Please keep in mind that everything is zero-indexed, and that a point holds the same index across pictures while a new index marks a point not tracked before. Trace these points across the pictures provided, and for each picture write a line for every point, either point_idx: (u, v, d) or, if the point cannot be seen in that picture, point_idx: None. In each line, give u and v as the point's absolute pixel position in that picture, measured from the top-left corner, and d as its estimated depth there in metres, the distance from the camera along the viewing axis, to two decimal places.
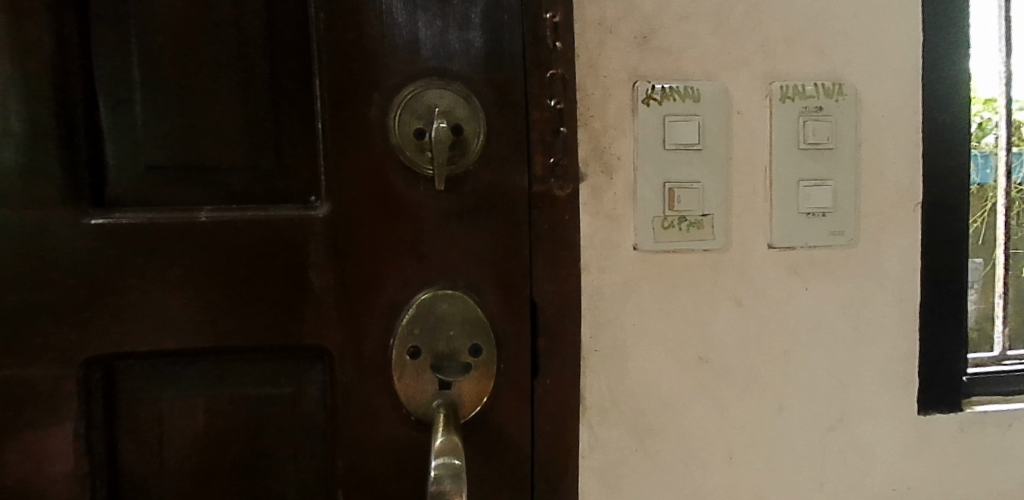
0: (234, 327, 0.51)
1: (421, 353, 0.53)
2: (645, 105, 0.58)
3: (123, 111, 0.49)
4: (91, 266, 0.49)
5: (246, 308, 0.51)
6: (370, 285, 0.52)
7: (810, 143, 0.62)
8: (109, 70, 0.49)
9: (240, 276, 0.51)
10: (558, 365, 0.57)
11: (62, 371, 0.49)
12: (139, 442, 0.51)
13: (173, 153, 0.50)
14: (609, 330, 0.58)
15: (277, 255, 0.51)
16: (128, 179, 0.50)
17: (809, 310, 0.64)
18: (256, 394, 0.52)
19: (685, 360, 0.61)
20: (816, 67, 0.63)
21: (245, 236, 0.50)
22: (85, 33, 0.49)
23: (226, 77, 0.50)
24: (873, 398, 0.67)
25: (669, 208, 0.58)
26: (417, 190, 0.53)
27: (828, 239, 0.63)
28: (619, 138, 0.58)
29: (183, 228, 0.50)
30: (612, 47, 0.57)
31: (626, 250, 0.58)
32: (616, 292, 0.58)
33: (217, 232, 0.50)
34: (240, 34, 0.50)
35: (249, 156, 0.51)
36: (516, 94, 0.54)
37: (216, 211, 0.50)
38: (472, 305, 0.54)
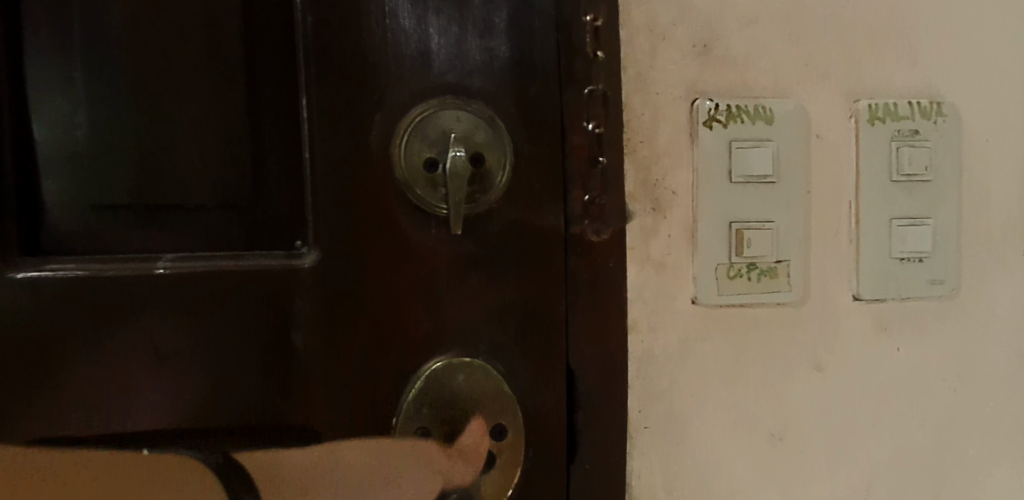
0: (201, 404, 0.41)
1: (430, 437, 0.43)
2: (706, 128, 0.48)
3: (63, 136, 0.40)
4: (19, 329, 0.39)
5: (215, 380, 0.41)
6: (370, 351, 0.42)
7: (905, 174, 0.51)
8: (45, 87, 0.40)
9: (208, 340, 0.41)
10: (603, 447, 0.46)
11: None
12: None
13: (127, 187, 0.41)
14: (662, 402, 0.48)
15: (254, 315, 0.41)
16: (71, 219, 0.41)
17: (905, 375, 0.53)
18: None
19: (754, 437, 0.50)
20: (910, 81, 0.52)
21: (215, 293, 0.41)
22: (16, 41, 0.40)
23: (199, 96, 0.41)
24: (981, 479, 0.55)
25: (737, 253, 0.48)
26: (427, 235, 0.43)
27: (926, 289, 0.52)
28: (674, 168, 0.48)
29: (138, 284, 0.40)
30: (665, 58, 0.47)
31: (682, 303, 0.48)
32: (670, 356, 0.48)
33: (181, 288, 0.40)
34: (213, 43, 0.41)
35: (220, 190, 0.42)
36: (549, 115, 0.44)
37: (178, 260, 0.41)
38: (495, 377, 0.44)
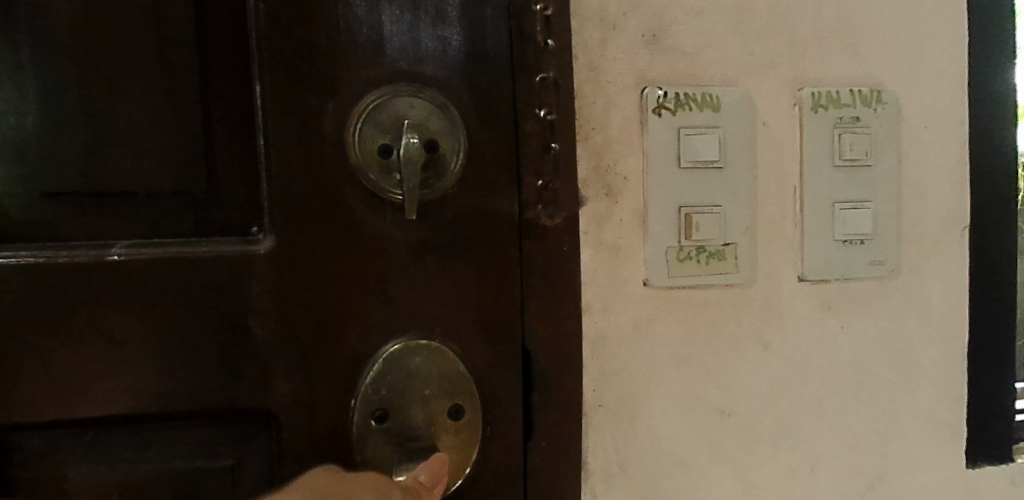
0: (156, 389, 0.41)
1: (388, 419, 0.44)
2: (655, 115, 0.49)
3: (8, 119, 0.40)
4: None
5: (170, 364, 0.41)
6: (327, 336, 0.43)
7: (846, 159, 0.53)
8: None
9: (162, 326, 0.41)
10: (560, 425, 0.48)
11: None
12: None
13: (76, 173, 0.41)
14: (616, 381, 0.50)
15: (209, 301, 0.41)
16: (19, 203, 0.41)
17: (847, 352, 0.55)
18: (189, 468, 0.43)
19: (704, 414, 0.52)
20: (851, 71, 0.54)
21: (171, 279, 0.41)
22: None
23: (149, 83, 0.41)
24: (918, 450, 0.58)
25: (686, 237, 0.49)
26: (383, 221, 0.43)
27: (868, 270, 0.54)
28: (625, 155, 0.49)
29: (92, 271, 0.40)
30: (615, 48, 0.49)
31: (634, 286, 0.50)
32: (623, 337, 0.50)
33: (135, 274, 0.41)
34: (163, 29, 0.41)
35: (173, 178, 0.42)
36: (501, 101, 0.45)
37: (131, 247, 0.41)
38: (451, 358, 0.45)
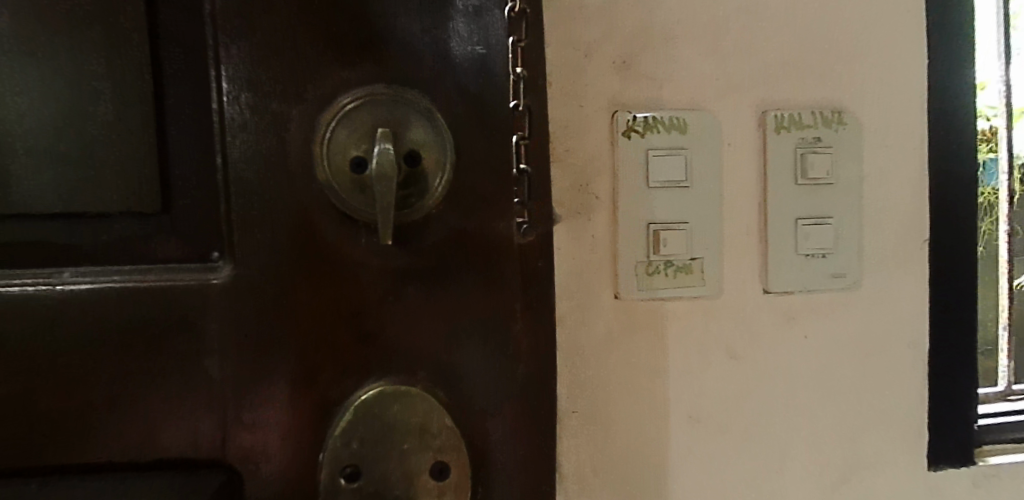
0: (100, 428, 0.38)
1: (360, 477, 0.40)
2: (625, 137, 0.52)
3: None
4: None
5: (118, 403, 0.38)
6: (291, 371, 0.40)
7: (808, 178, 0.56)
8: None
9: (109, 360, 0.38)
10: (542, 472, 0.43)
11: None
12: None
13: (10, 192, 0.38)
14: (589, 388, 0.53)
15: (159, 332, 0.38)
16: None
17: (811, 360, 0.58)
18: None
19: (674, 419, 0.55)
20: (814, 93, 0.57)
21: (125, 313, 0.38)
22: None
23: (95, 93, 0.38)
24: (880, 453, 0.61)
25: (654, 252, 0.52)
26: (356, 245, 0.40)
27: (829, 283, 0.57)
28: (598, 175, 0.52)
29: (33, 305, 0.38)
30: (587, 73, 0.52)
31: (606, 298, 0.53)
32: (597, 346, 0.53)
33: (80, 303, 0.38)
34: (113, 33, 0.38)
35: (120, 198, 0.39)
36: (495, 108, 0.41)
37: (78, 274, 0.38)
38: (436, 407, 0.41)
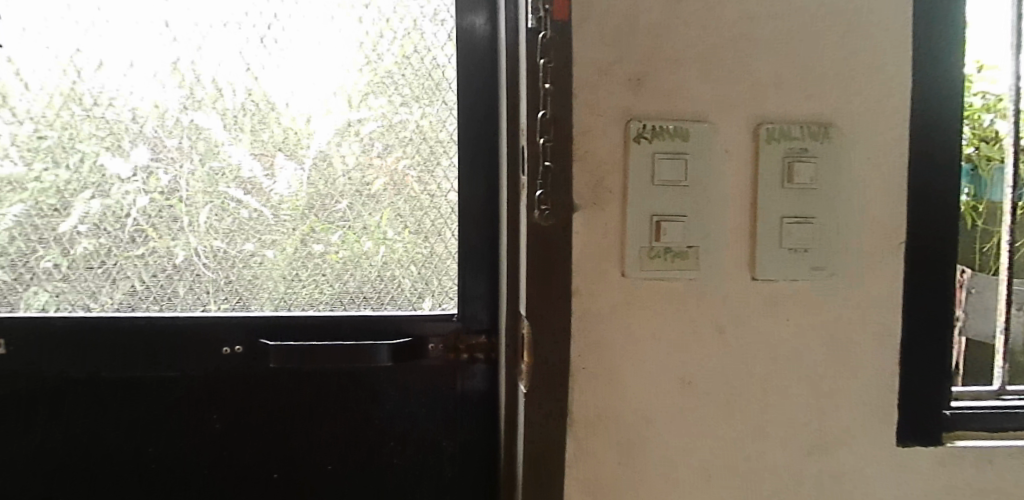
0: (192, 361, 0.78)
1: None
2: (636, 142, 0.62)
3: (101, 183, 0.79)
4: (98, 321, 0.78)
5: (191, 353, 0.78)
6: (198, 350, 0.78)
7: (793, 183, 0.65)
8: (93, 171, 0.78)
9: (187, 322, 0.78)
10: (243, 438, 0.79)
11: (130, 381, 0.78)
12: (167, 425, 0.79)
13: (150, 223, 0.79)
14: (597, 349, 0.63)
15: (187, 320, 0.78)
16: (114, 228, 0.79)
17: (792, 340, 0.67)
18: (206, 397, 0.79)
19: (667, 381, 0.65)
20: (804, 111, 0.66)
21: (201, 285, 0.79)
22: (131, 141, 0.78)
23: (182, 181, 0.79)
24: (853, 424, 0.69)
25: (656, 240, 0.62)
26: None
27: (810, 274, 0.66)
28: (612, 173, 0.62)
29: (163, 266, 0.79)
30: (607, 88, 0.62)
31: (615, 276, 0.63)
32: (604, 316, 0.63)
33: (181, 273, 0.79)
34: (166, 129, 0.78)
35: (201, 236, 0.79)
36: None
37: (185, 260, 0.79)
38: None
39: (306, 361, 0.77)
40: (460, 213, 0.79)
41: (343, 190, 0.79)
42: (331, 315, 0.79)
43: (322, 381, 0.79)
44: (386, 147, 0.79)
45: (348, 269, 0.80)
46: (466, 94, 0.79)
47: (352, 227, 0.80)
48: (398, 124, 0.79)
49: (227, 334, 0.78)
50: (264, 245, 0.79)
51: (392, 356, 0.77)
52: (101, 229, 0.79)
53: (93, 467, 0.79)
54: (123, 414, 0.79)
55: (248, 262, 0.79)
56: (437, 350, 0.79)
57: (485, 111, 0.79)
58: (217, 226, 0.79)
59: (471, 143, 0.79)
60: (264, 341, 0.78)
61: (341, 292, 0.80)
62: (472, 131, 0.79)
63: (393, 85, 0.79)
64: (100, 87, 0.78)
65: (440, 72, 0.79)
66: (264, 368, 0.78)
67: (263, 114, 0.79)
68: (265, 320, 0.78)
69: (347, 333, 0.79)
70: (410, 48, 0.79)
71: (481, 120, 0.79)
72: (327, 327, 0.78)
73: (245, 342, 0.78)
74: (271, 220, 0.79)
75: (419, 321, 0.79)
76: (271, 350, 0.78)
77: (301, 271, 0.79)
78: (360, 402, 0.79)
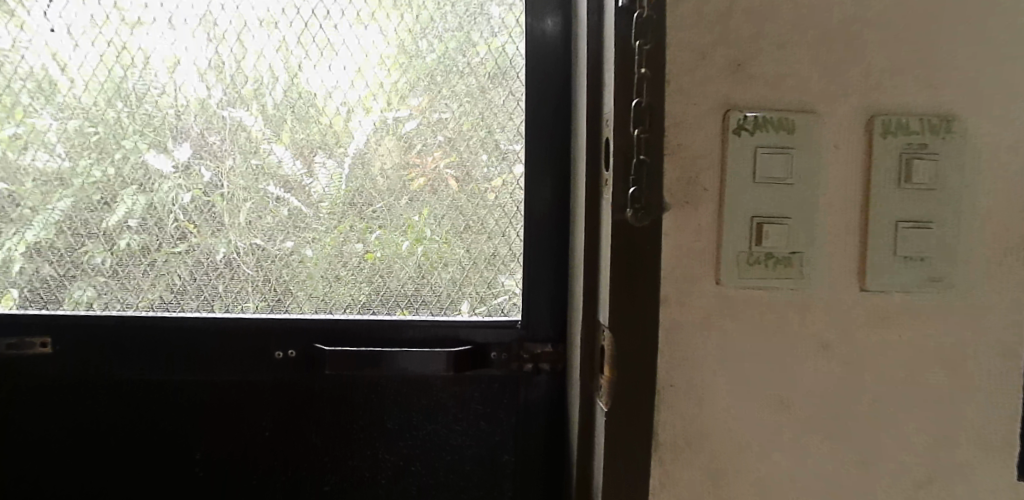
0: (237, 366, 0.74)
1: None
2: (736, 135, 0.55)
3: (143, 176, 0.75)
4: (138, 322, 0.74)
5: (236, 358, 0.74)
6: (244, 355, 0.74)
7: (911, 182, 0.58)
8: (137, 164, 0.75)
9: (232, 326, 0.73)
10: (292, 450, 0.74)
11: (172, 387, 0.74)
12: (212, 435, 0.75)
13: (192, 218, 0.75)
14: (687, 365, 0.57)
15: (231, 324, 0.73)
16: (155, 223, 0.75)
17: (904, 359, 0.59)
18: (253, 405, 0.74)
19: (763, 402, 0.58)
20: (924, 101, 0.58)
21: (248, 286, 0.75)
22: (177, 133, 0.74)
23: (227, 175, 0.74)
24: (975, 458, 0.61)
25: (757, 244, 0.56)
26: None
27: (926, 285, 0.59)
28: (708, 169, 0.56)
29: (207, 263, 0.75)
30: (704, 74, 0.56)
31: (708, 283, 0.56)
32: (696, 328, 0.57)
33: (225, 272, 0.75)
34: (213, 121, 0.74)
35: (243, 231, 0.75)
36: None
37: (228, 257, 0.75)
38: None
39: (362, 367, 0.72)
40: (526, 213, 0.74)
41: (382, 188, 0.74)
42: (393, 318, 0.74)
43: (377, 391, 0.74)
44: (446, 140, 0.74)
45: (401, 270, 0.75)
46: (535, 83, 0.73)
47: (391, 226, 0.75)
48: (451, 119, 0.74)
49: (281, 338, 0.73)
50: (315, 243, 0.75)
51: (452, 363, 0.72)
52: (145, 224, 0.75)
53: (136, 477, 0.75)
54: (165, 422, 0.75)
55: (286, 261, 0.75)
56: (501, 358, 0.73)
57: (556, 100, 0.73)
58: (255, 224, 0.75)
59: (538, 135, 0.73)
60: (319, 345, 0.73)
61: (398, 293, 0.75)
62: (540, 122, 0.73)
63: (455, 74, 0.74)
64: (145, 79, 0.74)
65: (506, 59, 0.74)
66: (317, 376, 0.74)
67: (301, 108, 0.74)
68: (321, 324, 0.73)
69: (409, 337, 0.74)
70: (474, 35, 0.73)
71: (553, 111, 0.73)
72: (384, 333, 0.74)
73: (300, 346, 0.73)
74: (322, 219, 0.74)
75: (479, 328, 0.73)
76: (327, 354, 0.72)
77: (352, 270, 0.75)
78: (416, 413, 0.74)
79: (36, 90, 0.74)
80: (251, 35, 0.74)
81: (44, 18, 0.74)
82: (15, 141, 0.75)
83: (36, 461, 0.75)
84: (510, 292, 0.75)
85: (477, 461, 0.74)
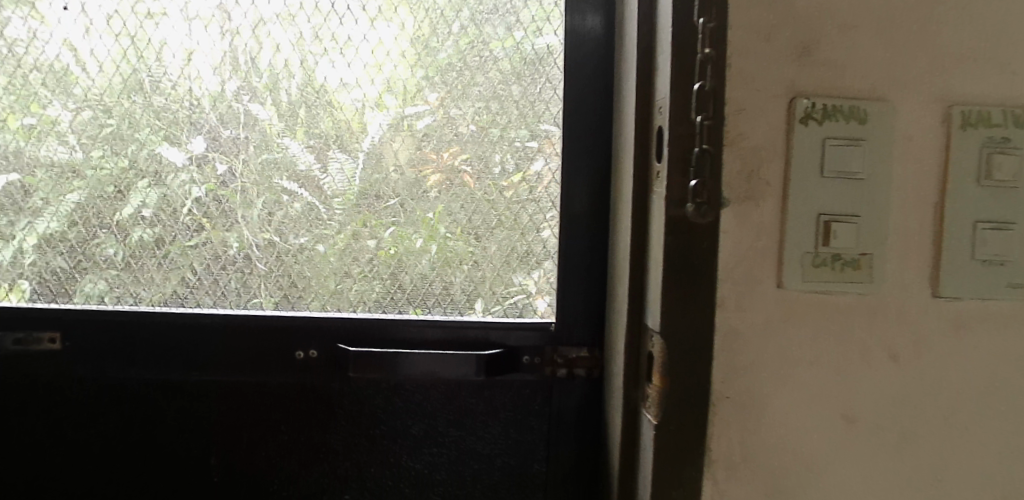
0: (253, 366, 0.70)
1: None
2: (802, 124, 0.51)
3: (155, 164, 0.71)
4: (146, 318, 0.70)
5: (250, 359, 0.70)
6: (260, 354, 0.70)
7: (993, 179, 0.53)
8: (151, 154, 0.71)
9: (247, 324, 0.69)
10: (310, 454, 0.70)
11: (183, 389, 0.70)
12: (225, 440, 0.71)
13: (206, 209, 0.71)
14: (744, 375, 0.52)
15: (246, 323, 0.69)
16: (168, 214, 0.71)
17: (978, 373, 0.54)
18: (269, 408, 0.70)
19: (825, 416, 0.53)
20: (1008, 90, 0.53)
21: (262, 281, 0.71)
22: (193, 120, 0.70)
23: (242, 165, 0.70)
24: None
25: (823, 244, 0.51)
26: None
27: (1006, 293, 0.54)
28: (771, 161, 0.51)
29: (221, 257, 0.71)
30: (768, 57, 0.51)
31: (768, 286, 0.52)
32: (754, 335, 0.52)
33: (242, 267, 0.71)
34: (230, 112, 0.70)
35: (259, 227, 0.71)
36: None
37: (243, 251, 0.71)
38: None
39: (387, 371, 0.67)
40: (560, 206, 0.68)
41: (396, 185, 0.70)
42: (421, 318, 0.70)
43: (400, 395, 0.70)
44: (479, 129, 0.70)
45: (430, 268, 0.71)
46: (574, 68, 0.68)
47: (420, 223, 0.70)
48: (484, 104, 0.69)
49: (301, 337, 0.69)
50: (335, 241, 0.71)
51: (484, 369, 0.67)
52: (158, 214, 0.71)
53: (146, 483, 0.71)
54: (176, 426, 0.71)
55: (298, 257, 0.71)
56: (534, 362, 0.69)
57: (595, 86, 0.68)
58: (269, 218, 0.71)
59: (575, 123, 0.68)
60: (342, 345, 0.69)
61: (426, 293, 0.71)
62: (577, 110, 0.68)
63: (487, 63, 0.69)
64: (162, 76, 0.70)
65: (543, 45, 0.69)
66: (338, 377, 0.70)
67: (314, 104, 0.70)
68: (344, 323, 0.69)
69: (437, 339, 0.70)
70: (508, 19, 0.69)
71: (591, 96, 0.67)
72: (411, 334, 0.70)
73: (322, 346, 0.69)
74: (342, 214, 0.70)
75: (510, 330, 0.69)
76: (350, 355, 0.68)
77: (376, 267, 0.71)
78: (440, 419, 0.70)
79: (52, 80, 0.71)
80: (269, 18, 0.70)
81: (58, 2, 0.70)
82: (30, 132, 0.71)
83: (42, 465, 0.72)
84: (525, 291, 0.70)
85: (506, 470, 0.70)
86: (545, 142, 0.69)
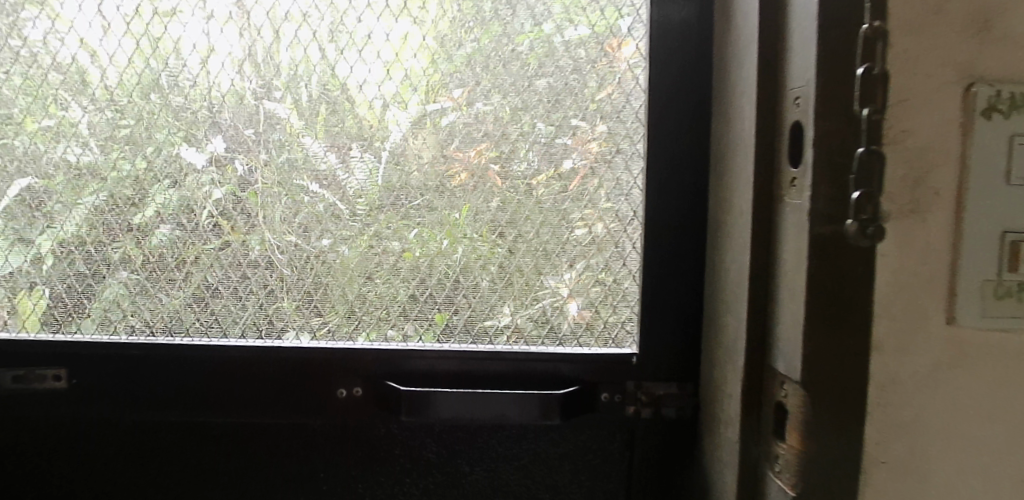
0: (285, 406, 0.60)
1: None
2: (983, 118, 0.40)
3: (169, 167, 0.61)
4: (157, 347, 0.61)
5: (283, 396, 0.60)
6: (293, 391, 0.60)
7: None
8: (167, 160, 0.61)
9: (277, 357, 0.60)
10: None
11: (207, 430, 0.62)
12: (256, 488, 0.62)
13: (227, 219, 0.61)
14: (904, 435, 0.41)
15: (277, 356, 0.60)
16: (184, 223, 0.62)
17: None
18: (305, 452, 0.61)
19: (1003, 485, 0.42)
20: None
21: (290, 303, 0.61)
22: (215, 118, 0.61)
23: (266, 169, 0.61)
24: None
25: (1007, 270, 0.41)
26: None
27: None
28: (943, 165, 0.40)
29: (246, 272, 0.61)
30: (941, 34, 0.40)
31: (937, 323, 0.41)
32: (917, 385, 0.41)
33: (269, 287, 0.61)
34: (251, 108, 0.60)
35: (281, 237, 0.61)
36: None
37: (265, 261, 0.61)
38: None
39: (444, 413, 0.58)
40: (646, 218, 0.58)
41: (427, 190, 0.60)
42: (481, 350, 0.60)
43: (458, 439, 0.60)
44: (548, 126, 0.59)
45: (490, 289, 0.60)
46: (661, 54, 0.57)
47: (476, 236, 0.60)
48: (552, 98, 0.59)
49: (343, 373, 0.60)
50: (379, 257, 0.61)
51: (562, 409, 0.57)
52: (174, 216, 0.62)
53: None
54: (200, 472, 0.62)
55: (329, 272, 0.61)
56: (614, 400, 0.59)
57: (687, 75, 0.57)
58: (288, 221, 0.61)
59: (663, 120, 0.57)
60: (389, 381, 0.60)
61: (486, 317, 0.61)
62: (665, 104, 0.57)
63: (554, 44, 0.58)
64: (181, 63, 0.61)
65: (615, 16, 0.58)
66: (384, 418, 0.60)
67: (335, 103, 0.60)
68: (391, 354, 0.60)
69: (500, 373, 0.60)
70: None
71: (682, 87, 0.57)
72: (469, 369, 0.60)
73: (366, 383, 0.60)
74: (385, 228, 0.60)
75: (584, 362, 0.59)
76: (403, 394, 0.58)
77: (427, 288, 0.61)
78: (504, 466, 0.60)
79: (64, 82, 0.61)
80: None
81: None
82: (42, 136, 0.62)
83: None
84: (555, 294, 0.60)
85: None
86: (589, 140, 0.59)
